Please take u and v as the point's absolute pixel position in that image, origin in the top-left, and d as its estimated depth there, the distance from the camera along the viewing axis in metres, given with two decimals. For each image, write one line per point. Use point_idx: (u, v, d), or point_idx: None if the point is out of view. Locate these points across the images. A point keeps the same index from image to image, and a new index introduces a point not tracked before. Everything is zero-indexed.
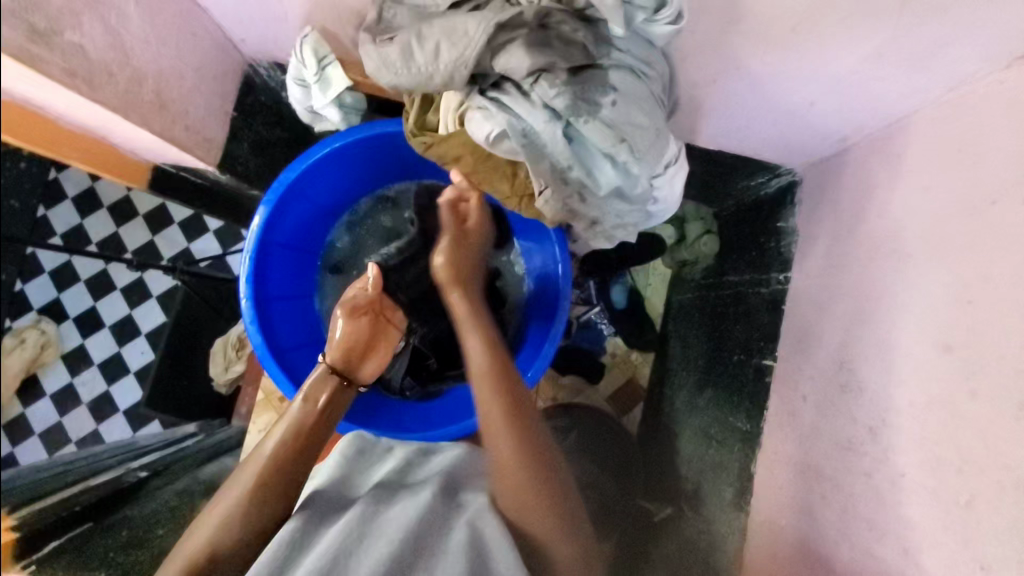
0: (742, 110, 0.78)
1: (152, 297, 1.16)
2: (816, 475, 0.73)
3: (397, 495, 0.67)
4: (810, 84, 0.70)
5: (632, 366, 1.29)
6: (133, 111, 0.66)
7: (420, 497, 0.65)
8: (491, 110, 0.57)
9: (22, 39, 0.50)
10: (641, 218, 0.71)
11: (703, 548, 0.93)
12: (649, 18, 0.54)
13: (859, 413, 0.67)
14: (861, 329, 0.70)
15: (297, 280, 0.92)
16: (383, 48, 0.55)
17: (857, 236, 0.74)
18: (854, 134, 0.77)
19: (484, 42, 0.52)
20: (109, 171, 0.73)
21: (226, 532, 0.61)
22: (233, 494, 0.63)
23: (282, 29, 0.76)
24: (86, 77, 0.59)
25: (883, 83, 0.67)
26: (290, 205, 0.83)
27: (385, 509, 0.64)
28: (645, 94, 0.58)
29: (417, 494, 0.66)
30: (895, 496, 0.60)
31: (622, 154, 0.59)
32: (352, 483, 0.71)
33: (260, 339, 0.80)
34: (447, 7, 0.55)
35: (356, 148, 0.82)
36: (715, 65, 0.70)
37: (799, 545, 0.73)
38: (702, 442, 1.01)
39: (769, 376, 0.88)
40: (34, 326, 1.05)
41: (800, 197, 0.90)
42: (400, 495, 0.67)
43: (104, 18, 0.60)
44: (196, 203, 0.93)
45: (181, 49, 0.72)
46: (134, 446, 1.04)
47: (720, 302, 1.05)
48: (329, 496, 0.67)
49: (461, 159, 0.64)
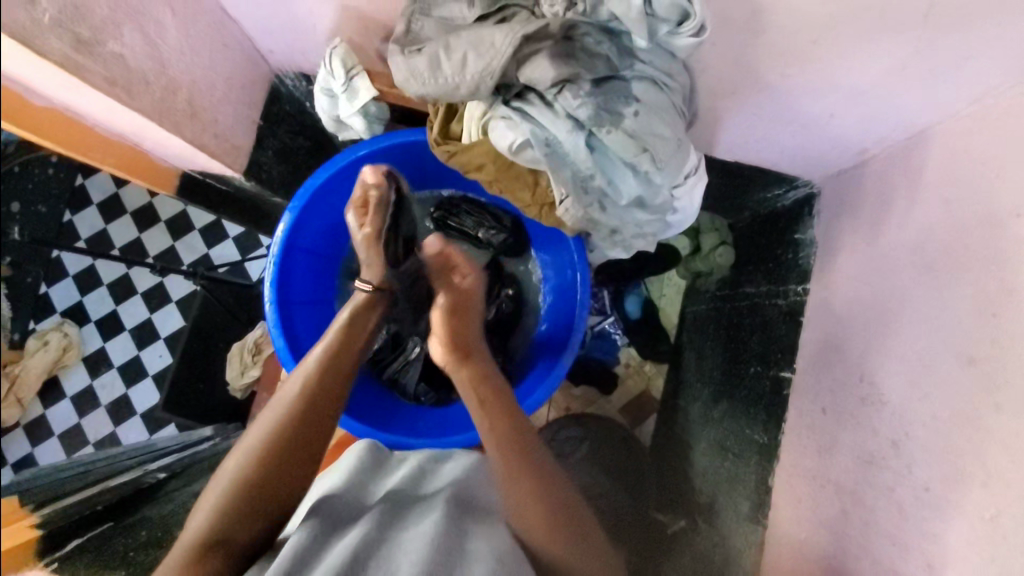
0: (761, 122, 0.79)
1: (171, 301, 1.16)
2: (835, 489, 0.72)
3: (409, 510, 0.67)
4: (828, 96, 0.71)
5: (645, 377, 1.29)
6: (167, 119, 0.68)
7: (432, 512, 0.65)
8: (515, 119, 0.58)
9: (67, 49, 0.53)
10: (660, 227, 0.72)
11: (718, 562, 0.93)
12: (672, 31, 0.54)
13: (880, 426, 0.67)
14: (882, 341, 0.69)
15: (319, 286, 0.93)
16: (412, 59, 0.56)
17: (877, 248, 0.74)
18: (872, 146, 0.77)
19: (510, 53, 0.53)
20: (141, 177, 0.75)
21: (230, 521, 0.59)
22: (234, 473, 0.62)
23: (310, 41, 0.78)
24: (125, 86, 0.61)
25: (903, 96, 0.67)
26: (314, 211, 0.84)
27: (399, 521, 0.64)
28: (667, 105, 0.59)
29: (428, 510, 0.66)
30: (919, 511, 0.59)
31: (644, 164, 0.59)
32: (363, 491, 0.71)
33: (282, 342, 0.81)
34: (474, 19, 0.56)
35: (380, 157, 0.84)
36: (734, 78, 0.71)
37: (818, 559, 0.72)
38: (717, 454, 1.00)
39: (787, 388, 0.88)
40: (57, 328, 1.09)
41: (817, 209, 0.91)
42: (412, 510, 0.67)
43: (143, 29, 0.63)
44: (220, 209, 0.95)
45: (213, 59, 0.74)
46: (153, 447, 1.05)
47: (736, 314, 1.05)
48: (341, 502, 0.67)
49: (484, 168, 0.65)
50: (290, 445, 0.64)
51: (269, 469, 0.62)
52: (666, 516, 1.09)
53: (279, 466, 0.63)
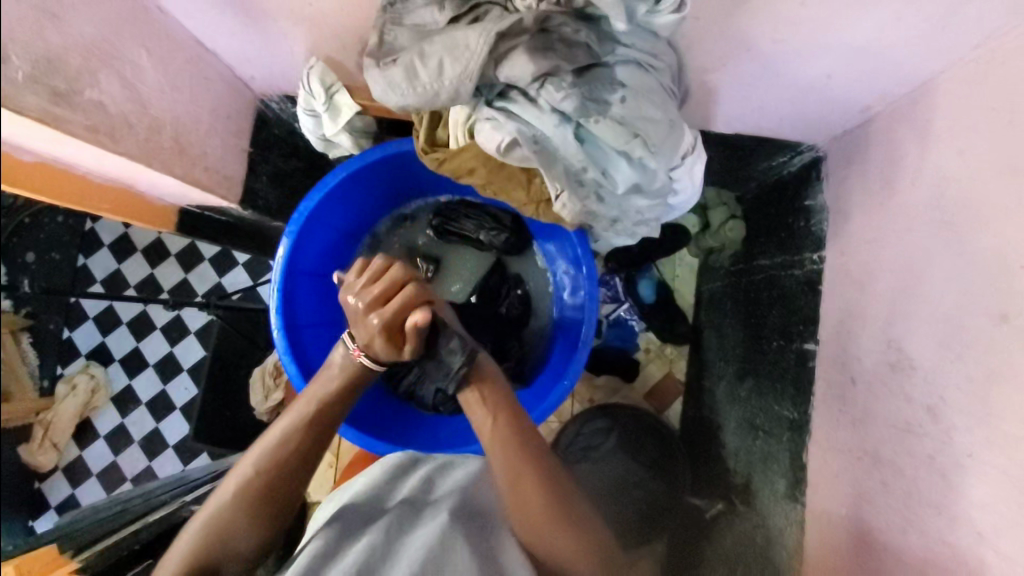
0: (758, 91, 0.76)
1: (190, 332, 1.20)
2: (874, 461, 0.70)
3: (422, 513, 0.68)
4: (825, 56, 0.68)
5: (667, 360, 1.26)
6: (156, 159, 0.67)
7: (439, 517, 0.66)
8: (499, 119, 0.56)
9: (45, 103, 0.53)
10: (661, 211, 0.70)
11: (760, 543, 0.90)
12: (651, 10, 0.53)
13: (912, 393, 0.64)
14: (907, 303, 0.67)
15: (327, 307, 0.93)
16: (388, 71, 0.54)
17: (892, 207, 0.71)
18: (876, 102, 0.74)
19: (486, 53, 0.51)
20: (137, 219, 0.75)
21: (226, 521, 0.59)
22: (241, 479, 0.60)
23: (289, 63, 0.78)
24: (108, 132, 0.61)
25: (902, 48, 0.64)
26: (311, 233, 0.84)
27: (413, 525, 0.66)
28: (654, 86, 0.57)
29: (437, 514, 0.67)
30: (963, 478, 0.56)
31: (637, 150, 0.57)
32: (384, 491, 0.73)
33: (293, 367, 0.81)
34: (446, 22, 0.54)
35: (372, 170, 0.83)
36: (723, 49, 0.68)
37: (862, 535, 0.70)
38: (748, 433, 0.98)
39: (813, 360, 0.85)
40: (85, 369, 1.04)
41: (825, 171, 0.88)
42: (425, 512, 0.68)
43: (120, 73, 0.62)
44: (224, 241, 0.95)
45: (195, 93, 0.74)
46: (186, 479, 1.09)
47: (753, 288, 1.03)
48: (362, 509, 0.69)
49: (474, 171, 0.64)
50: (298, 460, 0.62)
51: (265, 485, 0.60)
52: (703, 500, 1.09)
53: (276, 485, 0.61)
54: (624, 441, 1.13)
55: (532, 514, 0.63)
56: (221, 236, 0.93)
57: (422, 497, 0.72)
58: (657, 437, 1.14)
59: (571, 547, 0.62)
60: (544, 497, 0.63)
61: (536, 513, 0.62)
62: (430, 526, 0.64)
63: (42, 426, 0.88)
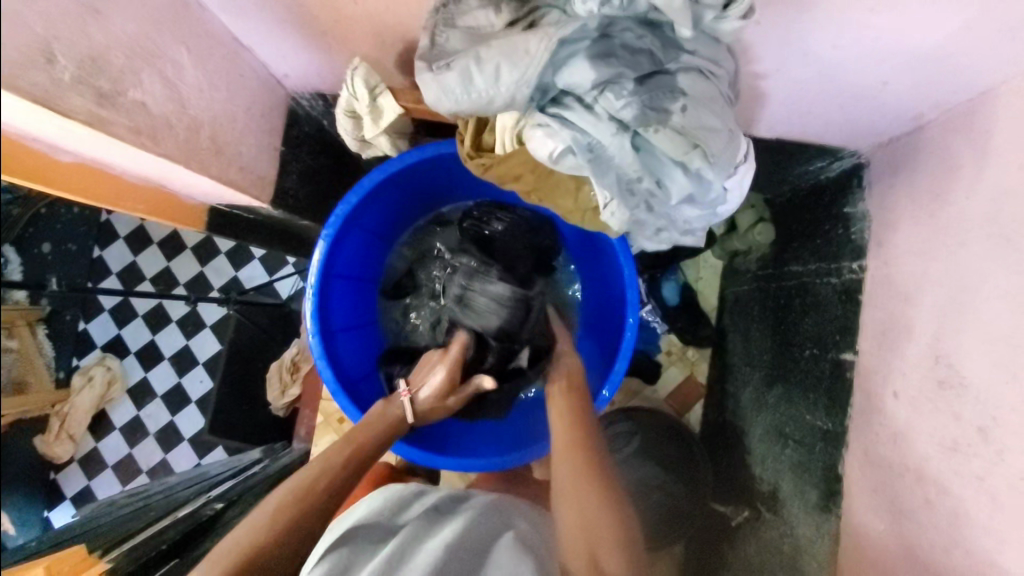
0: (809, 94, 0.74)
1: (205, 327, 1.18)
2: (917, 478, 0.69)
3: (433, 529, 0.75)
4: (882, 64, 0.66)
5: (689, 362, 1.26)
6: (192, 159, 0.66)
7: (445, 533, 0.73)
8: (553, 126, 0.54)
9: (89, 105, 0.52)
10: (708, 221, 0.67)
11: (787, 553, 0.90)
12: (718, 16, 0.51)
13: (963, 411, 0.63)
14: (958, 318, 0.65)
15: (358, 310, 0.92)
16: (441, 75, 0.52)
17: (943, 218, 0.70)
18: (928, 111, 0.73)
19: (546, 59, 0.50)
20: (169, 218, 0.74)
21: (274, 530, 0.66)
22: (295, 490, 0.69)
23: (327, 60, 0.76)
24: (149, 133, 0.59)
25: (968, 55, 0.62)
26: (347, 235, 0.83)
27: (425, 537, 0.73)
28: (714, 94, 0.56)
29: (444, 531, 0.74)
30: (1017, 500, 0.55)
31: (695, 161, 0.55)
32: (395, 516, 0.79)
33: (330, 374, 0.80)
34: (502, 26, 0.53)
35: (412, 171, 0.82)
36: (779, 55, 0.67)
37: (903, 551, 0.69)
38: (777, 441, 0.97)
39: (849, 370, 0.84)
40: (100, 363, 1.06)
41: (867, 178, 0.86)
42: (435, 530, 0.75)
43: (162, 72, 0.61)
44: (251, 240, 0.92)
45: (232, 91, 0.72)
46: (205, 476, 1.08)
47: (784, 294, 1.02)
48: (374, 530, 0.75)
49: (520, 178, 0.62)
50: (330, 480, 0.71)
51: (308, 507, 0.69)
52: (728, 508, 1.07)
53: (304, 519, 0.68)
54: (647, 444, 1.12)
55: (579, 505, 0.70)
56: (250, 233, 0.91)
57: (425, 529, 0.75)
58: (681, 440, 1.13)
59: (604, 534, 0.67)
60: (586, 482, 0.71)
61: (581, 504, 0.70)
62: (424, 560, 0.67)
63: (58, 419, 0.93)
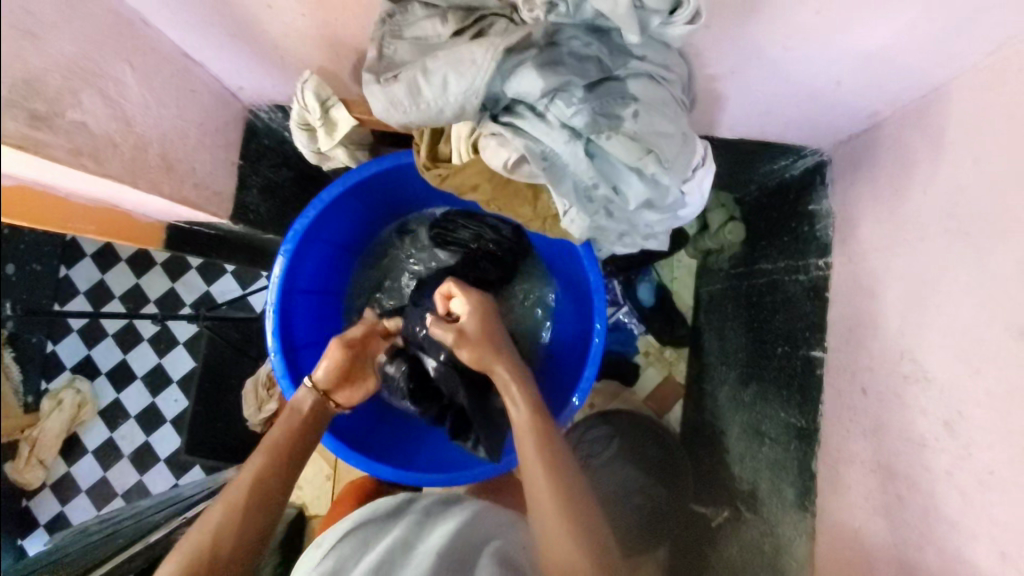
0: (767, 96, 0.74)
1: (177, 343, 1.15)
2: (888, 474, 0.69)
3: (424, 532, 0.75)
4: (833, 65, 0.67)
5: (667, 363, 1.26)
6: (142, 178, 0.64)
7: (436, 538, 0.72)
8: (505, 135, 0.53)
9: (25, 128, 0.49)
10: (670, 223, 0.67)
11: (768, 551, 0.90)
12: (665, 21, 0.51)
13: (929, 406, 0.63)
14: (920, 314, 0.66)
15: (322, 325, 0.91)
16: (389, 87, 0.52)
17: (901, 216, 0.70)
18: (885, 108, 0.73)
19: (494, 69, 0.49)
20: (123, 239, 0.73)
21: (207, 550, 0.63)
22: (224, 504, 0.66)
23: (281, 73, 0.74)
24: (92, 154, 0.58)
25: (919, 54, 0.63)
26: (307, 251, 0.81)
27: (415, 543, 0.72)
28: (665, 98, 0.56)
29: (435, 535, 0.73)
30: (985, 495, 0.55)
31: (650, 166, 0.54)
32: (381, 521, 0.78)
33: (293, 392, 0.79)
34: (449, 35, 0.53)
35: (372, 182, 0.81)
36: (732, 57, 0.67)
37: (877, 547, 0.70)
38: (753, 439, 0.97)
39: (820, 367, 0.84)
40: (70, 386, 1.08)
41: (830, 176, 0.87)
42: (425, 534, 0.74)
43: (103, 90, 0.59)
44: (214, 254, 0.91)
45: (182, 107, 0.71)
46: (181, 497, 1.04)
47: (755, 292, 1.02)
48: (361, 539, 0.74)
49: (478, 188, 0.61)
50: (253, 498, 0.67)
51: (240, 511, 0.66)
52: (708, 508, 1.08)
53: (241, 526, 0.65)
54: (626, 445, 1.14)
55: (545, 508, 0.66)
56: (210, 249, 0.90)
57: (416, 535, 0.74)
58: (661, 442, 1.14)
59: (564, 531, 0.65)
60: (550, 483, 0.67)
61: (548, 507, 0.66)
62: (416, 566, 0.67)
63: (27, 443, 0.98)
